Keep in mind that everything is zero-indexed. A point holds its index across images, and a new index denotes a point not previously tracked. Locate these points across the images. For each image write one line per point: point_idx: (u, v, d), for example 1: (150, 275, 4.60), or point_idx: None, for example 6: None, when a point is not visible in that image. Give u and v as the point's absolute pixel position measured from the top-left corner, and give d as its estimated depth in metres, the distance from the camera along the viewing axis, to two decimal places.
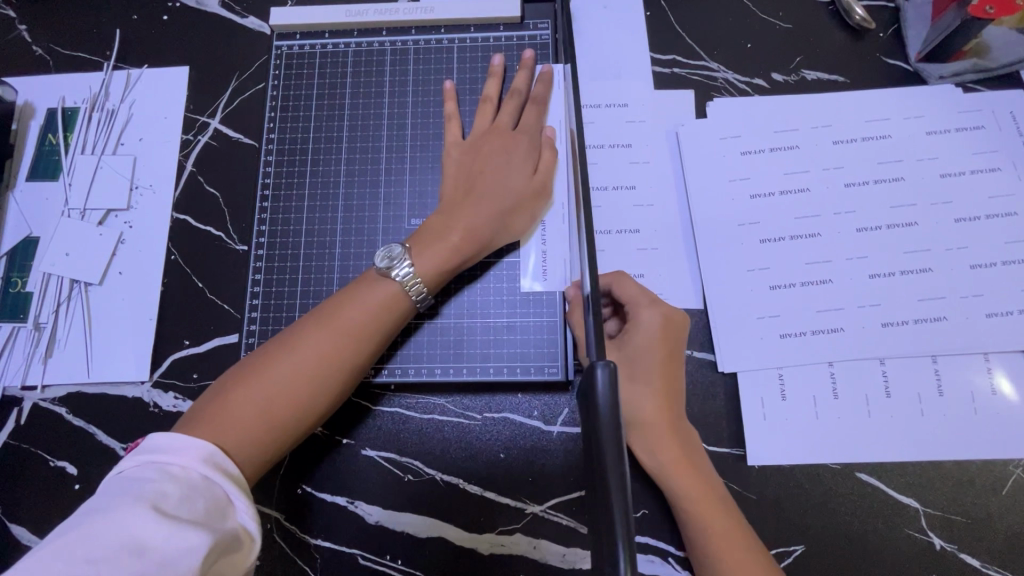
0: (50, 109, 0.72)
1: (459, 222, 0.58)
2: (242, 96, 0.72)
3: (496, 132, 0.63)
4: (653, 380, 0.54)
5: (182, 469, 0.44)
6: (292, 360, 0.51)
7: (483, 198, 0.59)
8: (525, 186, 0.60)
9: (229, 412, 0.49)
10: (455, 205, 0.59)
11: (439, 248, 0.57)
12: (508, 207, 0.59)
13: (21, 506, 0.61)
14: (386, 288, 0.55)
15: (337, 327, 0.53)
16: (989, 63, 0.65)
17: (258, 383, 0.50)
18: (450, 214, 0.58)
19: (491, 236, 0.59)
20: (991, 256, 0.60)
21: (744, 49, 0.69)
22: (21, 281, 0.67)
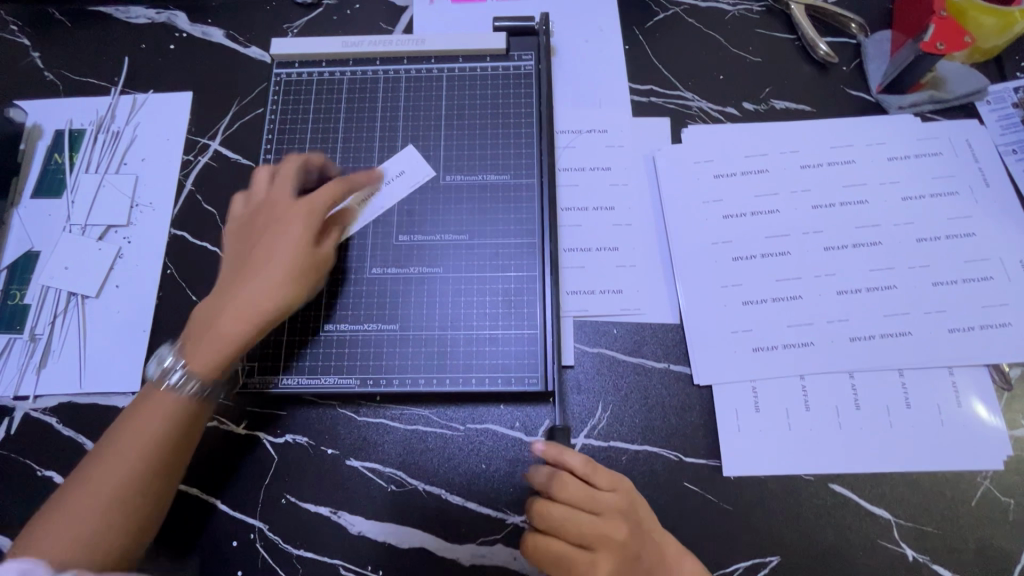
0: (57, 130, 0.75)
1: (245, 295, 0.56)
2: (242, 119, 0.75)
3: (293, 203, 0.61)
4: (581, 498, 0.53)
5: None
6: (111, 483, 0.50)
7: (293, 278, 0.57)
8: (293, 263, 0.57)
9: (87, 489, 0.50)
10: (267, 273, 0.57)
11: (219, 330, 0.55)
12: (288, 290, 0.57)
13: (8, 515, 0.61)
14: (204, 355, 0.55)
15: (155, 423, 0.53)
16: (946, 94, 0.70)
17: (114, 447, 0.52)
18: (230, 289, 0.57)
19: (263, 319, 0.56)
20: (952, 273, 0.63)
21: (716, 80, 0.74)
22: (19, 294, 0.69)
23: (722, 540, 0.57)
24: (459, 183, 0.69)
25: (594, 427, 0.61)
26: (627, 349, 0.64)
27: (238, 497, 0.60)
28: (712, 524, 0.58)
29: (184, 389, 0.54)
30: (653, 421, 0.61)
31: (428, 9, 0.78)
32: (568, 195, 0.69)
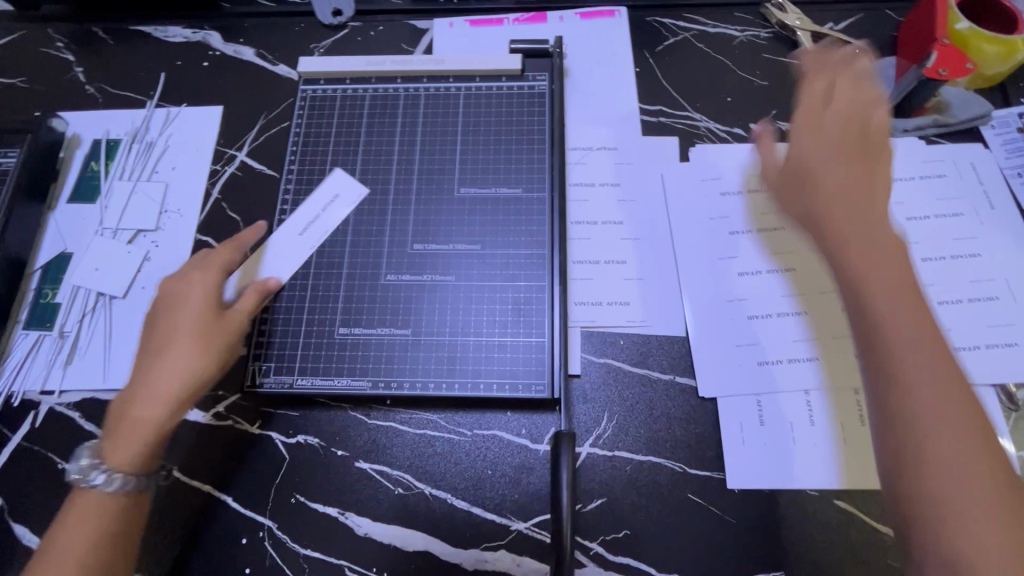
0: (95, 139, 0.80)
1: (176, 373, 0.56)
2: (268, 132, 0.79)
3: (196, 291, 0.60)
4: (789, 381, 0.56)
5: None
6: (65, 557, 0.49)
7: (207, 361, 0.57)
8: (206, 359, 0.56)
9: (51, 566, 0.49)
10: (182, 358, 0.56)
11: (148, 392, 0.55)
12: (205, 375, 0.56)
13: (28, 505, 0.63)
14: (130, 436, 0.53)
15: (98, 506, 0.51)
16: (949, 118, 0.71)
17: (62, 535, 0.50)
18: (160, 378, 0.55)
19: (181, 404, 0.55)
20: (958, 293, 0.63)
21: (724, 102, 0.76)
22: (51, 292, 0.72)
23: (725, 554, 0.57)
24: (472, 196, 0.71)
25: (600, 436, 0.62)
26: (633, 360, 0.65)
27: (250, 495, 0.62)
28: (716, 537, 0.58)
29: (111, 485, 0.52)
30: (658, 432, 0.62)
31: (447, 32, 0.82)
32: (576, 209, 0.71)
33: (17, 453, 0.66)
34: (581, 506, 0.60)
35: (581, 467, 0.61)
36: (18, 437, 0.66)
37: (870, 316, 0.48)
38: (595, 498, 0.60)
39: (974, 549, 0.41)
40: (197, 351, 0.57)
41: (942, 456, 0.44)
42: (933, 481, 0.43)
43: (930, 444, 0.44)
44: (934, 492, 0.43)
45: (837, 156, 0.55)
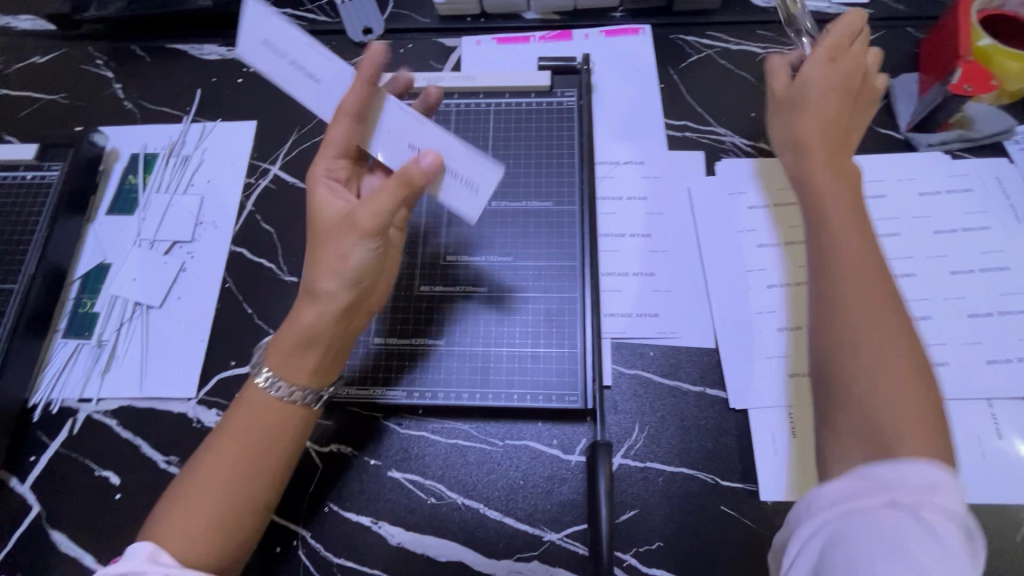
0: (133, 153, 0.82)
1: (295, 326, 0.53)
2: (301, 146, 0.81)
3: (331, 222, 0.55)
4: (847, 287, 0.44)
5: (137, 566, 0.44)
6: (222, 478, 0.49)
7: (322, 324, 0.53)
8: (319, 311, 0.53)
9: (182, 516, 0.48)
10: (302, 308, 0.53)
11: (278, 340, 0.53)
12: (318, 331, 0.53)
13: (65, 511, 0.64)
14: (279, 360, 0.52)
15: (247, 433, 0.51)
16: (974, 133, 0.72)
17: (199, 485, 0.49)
18: (285, 333, 0.53)
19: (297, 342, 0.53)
20: (987, 306, 0.64)
21: (748, 117, 0.77)
22: (90, 302, 0.74)
23: (760, 566, 0.57)
24: (502, 208, 0.73)
25: (631, 447, 0.63)
26: (663, 371, 0.65)
27: (285, 502, 0.62)
28: (750, 550, 0.58)
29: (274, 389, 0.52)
30: (689, 443, 0.62)
31: (475, 49, 0.84)
32: (604, 222, 0.72)
33: (55, 460, 0.67)
34: (614, 517, 0.60)
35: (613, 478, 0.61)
36: (56, 444, 0.68)
37: (834, 237, 0.47)
38: (627, 509, 0.60)
39: (903, 532, 0.36)
40: (309, 309, 0.53)
41: (864, 359, 0.42)
42: (846, 352, 0.42)
43: (857, 325, 0.43)
44: (853, 366, 0.42)
45: (823, 132, 0.54)
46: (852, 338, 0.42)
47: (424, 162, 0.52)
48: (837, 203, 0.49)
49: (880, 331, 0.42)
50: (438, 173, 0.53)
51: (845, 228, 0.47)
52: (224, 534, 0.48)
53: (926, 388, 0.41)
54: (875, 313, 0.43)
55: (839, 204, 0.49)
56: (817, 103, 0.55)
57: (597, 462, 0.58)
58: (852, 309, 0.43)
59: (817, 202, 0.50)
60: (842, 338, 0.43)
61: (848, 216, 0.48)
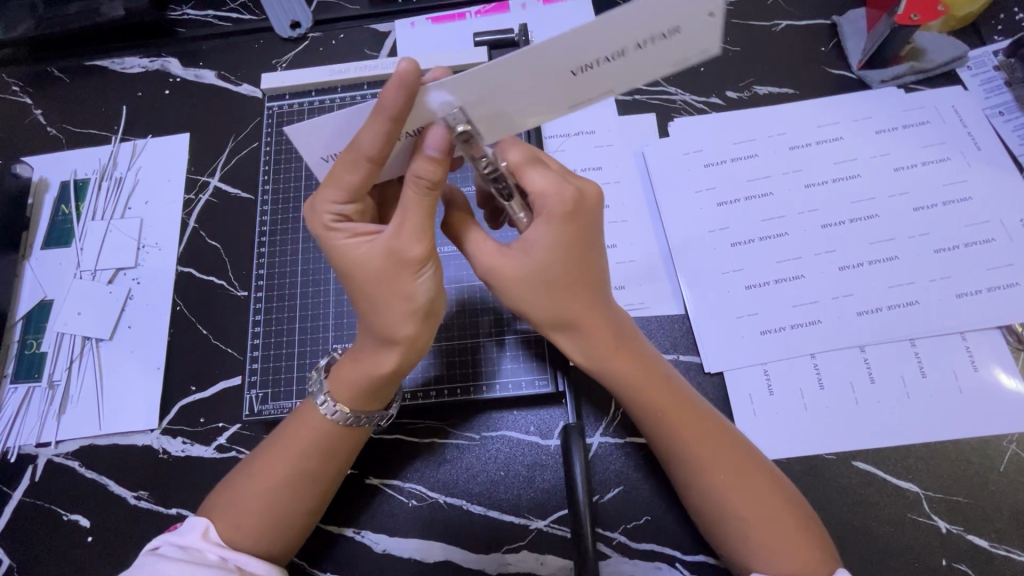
0: (63, 182, 0.78)
1: (363, 367, 0.51)
2: (238, 155, 0.77)
3: (379, 267, 0.47)
4: (668, 429, 0.51)
5: (193, 544, 0.49)
6: (282, 480, 0.52)
7: (384, 316, 0.48)
8: (403, 356, 0.50)
9: (238, 502, 0.51)
10: (379, 356, 0.50)
11: (337, 375, 0.53)
12: (386, 329, 0.49)
13: (37, 561, 0.62)
14: (342, 392, 0.53)
15: (312, 446, 0.53)
16: (926, 64, 0.70)
17: (253, 481, 0.52)
18: (343, 366, 0.53)
19: (394, 355, 0.50)
20: (953, 239, 0.63)
21: (698, 72, 0.75)
22: (35, 342, 0.70)
23: None
24: None
25: (609, 424, 0.61)
26: None
27: None
28: None
29: (336, 417, 0.53)
30: None
31: (409, 32, 0.80)
32: None
33: (20, 510, 0.64)
34: (598, 497, 0.59)
35: (594, 457, 0.60)
36: (20, 493, 0.65)
37: (675, 445, 0.51)
38: (611, 488, 0.59)
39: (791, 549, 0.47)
40: (388, 355, 0.50)
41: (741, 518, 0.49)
42: (730, 520, 0.49)
43: (735, 508, 0.49)
44: (734, 532, 0.49)
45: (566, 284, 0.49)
46: (695, 488, 0.51)
47: (433, 145, 0.44)
48: (580, 341, 0.51)
49: (735, 488, 0.49)
50: (453, 145, 0.45)
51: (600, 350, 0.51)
52: (280, 525, 0.52)
53: (780, 490, 0.50)
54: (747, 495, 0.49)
55: (630, 382, 0.52)
56: (548, 263, 0.48)
57: (571, 448, 0.56)
58: (717, 492, 0.50)
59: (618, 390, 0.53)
60: (744, 542, 0.49)
61: (652, 381, 0.52)
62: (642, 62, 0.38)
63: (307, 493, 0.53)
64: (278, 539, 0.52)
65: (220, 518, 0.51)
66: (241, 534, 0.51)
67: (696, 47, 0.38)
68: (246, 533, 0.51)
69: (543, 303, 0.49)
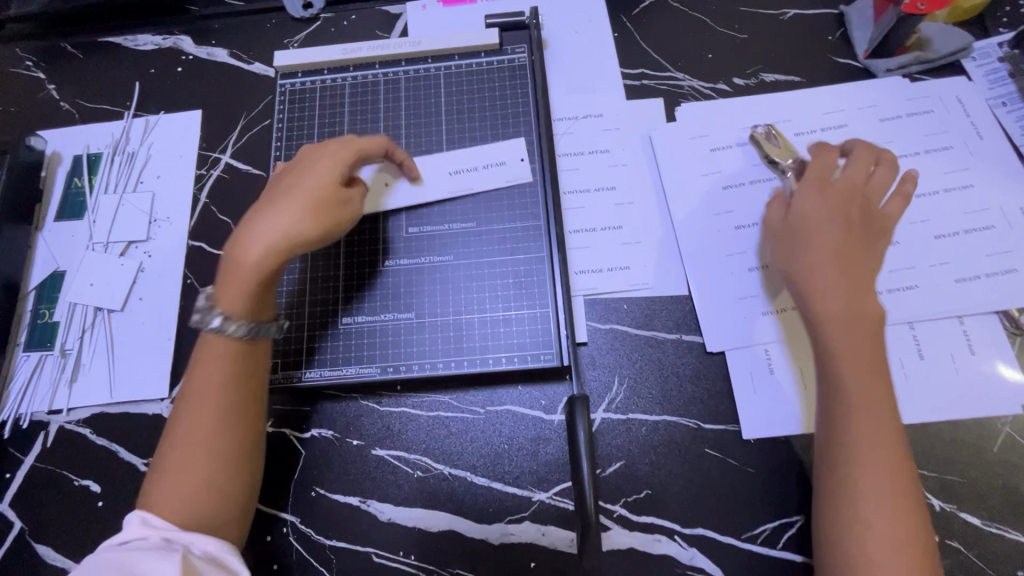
0: (76, 156, 0.79)
1: (249, 267, 0.56)
2: (250, 132, 0.78)
3: (311, 190, 0.60)
4: (874, 409, 0.50)
5: (135, 538, 0.49)
6: (190, 445, 0.52)
7: (293, 226, 0.57)
8: (260, 262, 0.56)
9: (163, 485, 0.51)
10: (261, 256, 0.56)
11: (228, 274, 0.56)
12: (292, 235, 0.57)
13: (48, 524, 0.63)
14: (228, 293, 0.55)
15: (206, 401, 0.53)
16: (931, 54, 0.71)
17: (172, 455, 0.52)
18: (226, 269, 0.57)
19: (276, 259, 0.56)
20: (954, 226, 0.64)
21: (706, 59, 0.76)
22: (48, 312, 0.71)
23: (743, 504, 0.58)
24: (461, 174, 0.71)
25: (612, 400, 0.62)
26: (638, 323, 0.65)
27: (270, 490, 0.62)
28: (733, 487, 0.59)
29: (229, 329, 0.55)
30: (669, 390, 0.62)
31: (420, 14, 0.81)
32: (568, 179, 0.71)
33: (32, 474, 0.65)
34: (600, 472, 0.60)
35: (597, 432, 0.61)
36: (32, 458, 0.66)
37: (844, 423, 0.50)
38: (613, 462, 0.60)
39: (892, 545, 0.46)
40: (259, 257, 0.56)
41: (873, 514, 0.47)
42: (863, 503, 0.48)
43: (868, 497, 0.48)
44: (861, 512, 0.48)
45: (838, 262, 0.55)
46: (839, 469, 0.50)
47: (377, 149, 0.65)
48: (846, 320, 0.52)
49: (880, 482, 0.48)
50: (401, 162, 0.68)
51: (852, 296, 0.53)
52: (199, 491, 0.51)
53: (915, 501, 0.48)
54: (890, 488, 0.48)
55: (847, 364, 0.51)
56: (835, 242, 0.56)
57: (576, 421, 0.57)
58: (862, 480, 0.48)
59: (828, 359, 0.52)
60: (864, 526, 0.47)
61: (870, 382, 0.51)
62: (484, 173, 0.70)
63: (205, 448, 0.52)
64: (192, 508, 0.50)
65: (144, 497, 0.51)
66: (161, 503, 0.50)
67: (512, 171, 0.69)
68: (163, 503, 0.50)
69: (829, 282, 0.54)
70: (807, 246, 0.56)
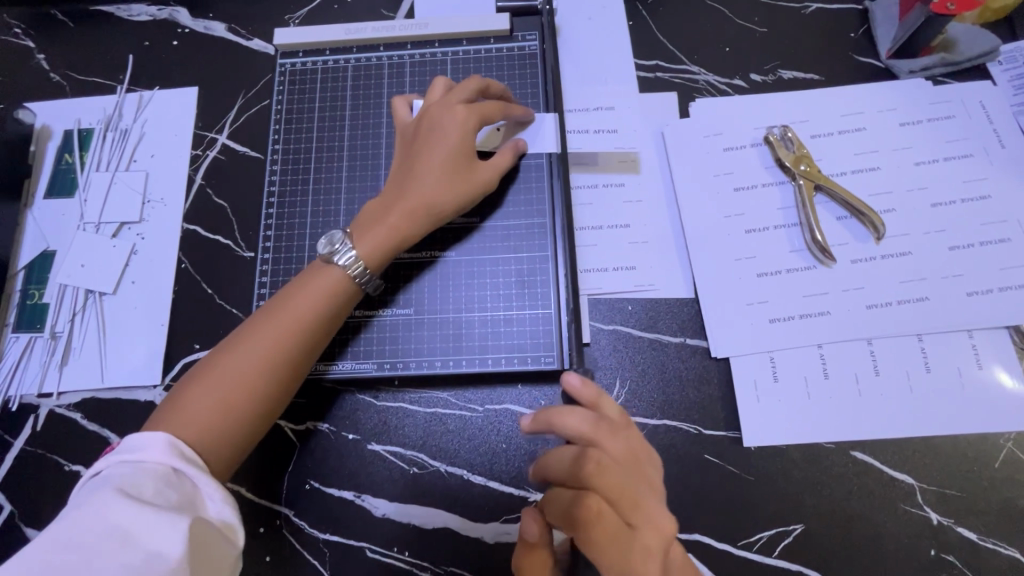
0: (67, 130, 0.76)
1: (395, 232, 0.59)
2: (248, 112, 0.76)
3: (450, 159, 0.60)
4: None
5: (154, 463, 0.46)
6: (245, 372, 0.52)
7: (437, 198, 0.60)
8: (409, 231, 0.60)
9: (198, 400, 0.50)
10: (405, 226, 0.59)
11: (368, 236, 0.59)
12: (437, 206, 0.60)
13: (38, 509, 0.63)
14: (366, 245, 0.58)
15: (274, 338, 0.53)
16: (956, 56, 0.69)
17: (219, 375, 0.51)
18: (368, 223, 0.59)
19: (417, 227, 0.60)
20: (969, 238, 0.62)
21: (723, 53, 0.73)
22: (38, 293, 0.70)
23: (741, 512, 0.58)
24: None
25: None
26: (642, 325, 0.64)
27: (265, 482, 0.61)
28: (732, 496, 0.58)
29: (353, 269, 0.57)
30: (671, 395, 0.61)
31: None
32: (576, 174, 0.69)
33: (21, 457, 0.64)
34: None
35: None
36: (21, 441, 0.65)
37: None
38: None
39: None
40: (408, 227, 0.59)
41: None
42: None
43: None
44: None
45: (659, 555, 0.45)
46: None
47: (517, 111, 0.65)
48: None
49: None
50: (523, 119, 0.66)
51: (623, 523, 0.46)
52: (233, 420, 0.51)
53: None
54: None
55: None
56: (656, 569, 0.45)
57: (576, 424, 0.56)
58: None
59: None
60: None
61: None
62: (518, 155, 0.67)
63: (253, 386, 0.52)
64: (217, 436, 0.50)
65: (178, 404, 0.50)
66: (187, 420, 0.49)
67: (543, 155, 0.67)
68: (194, 423, 0.49)
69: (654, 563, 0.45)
70: (638, 512, 0.46)
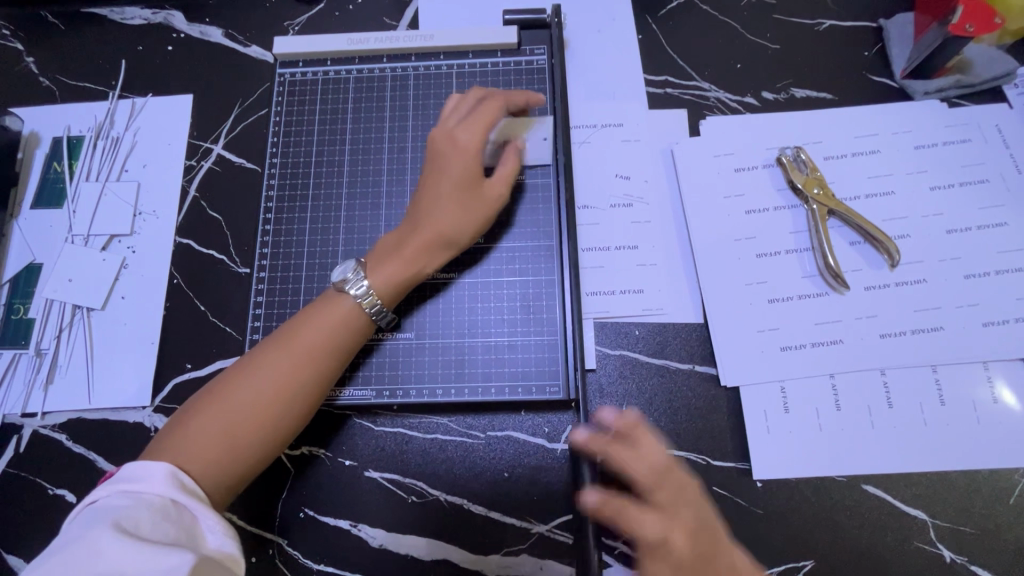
0: (55, 137, 0.73)
1: (410, 264, 0.57)
2: (244, 122, 0.73)
3: (458, 182, 0.58)
4: None
5: (152, 495, 0.43)
6: (250, 402, 0.50)
7: (452, 225, 0.58)
8: (429, 261, 0.58)
9: (201, 432, 0.48)
10: (423, 258, 0.58)
11: (385, 271, 0.56)
12: (454, 233, 0.58)
13: (20, 534, 0.60)
14: (380, 278, 0.56)
15: (284, 368, 0.51)
16: (973, 78, 0.67)
17: (224, 404, 0.49)
18: (381, 256, 0.58)
19: (434, 255, 0.58)
20: (984, 266, 0.61)
21: (735, 69, 0.71)
22: (23, 307, 0.67)
23: (750, 546, 0.56)
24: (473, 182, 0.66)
25: None
26: (651, 351, 0.62)
27: (257, 509, 0.59)
28: (741, 529, 0.56)
29: (364, 299, 0.55)
30: (679, 424, 0.59)
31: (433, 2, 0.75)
32: (582, 193, 0.67)
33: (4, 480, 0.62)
34: None
35: None
36: (4, 463, 0.62)
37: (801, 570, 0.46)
38: None
39: None
40: (428, 259, 0.58)
41: None
42: None
43: None
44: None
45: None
46: None
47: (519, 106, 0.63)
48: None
49: None
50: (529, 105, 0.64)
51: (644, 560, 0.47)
52: (237, 454, 0.49)
53: None
54: None
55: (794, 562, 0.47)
56: None
57: None
58: None
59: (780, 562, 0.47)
60: None
61: None
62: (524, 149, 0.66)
63: (262, 419, 0.50)
64: (219, 472, 0.48)
65: (179, 435, 0.48)
66: (191, 453, 0.47)
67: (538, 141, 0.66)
68: (196, 457, 0.47)
69: None
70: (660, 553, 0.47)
